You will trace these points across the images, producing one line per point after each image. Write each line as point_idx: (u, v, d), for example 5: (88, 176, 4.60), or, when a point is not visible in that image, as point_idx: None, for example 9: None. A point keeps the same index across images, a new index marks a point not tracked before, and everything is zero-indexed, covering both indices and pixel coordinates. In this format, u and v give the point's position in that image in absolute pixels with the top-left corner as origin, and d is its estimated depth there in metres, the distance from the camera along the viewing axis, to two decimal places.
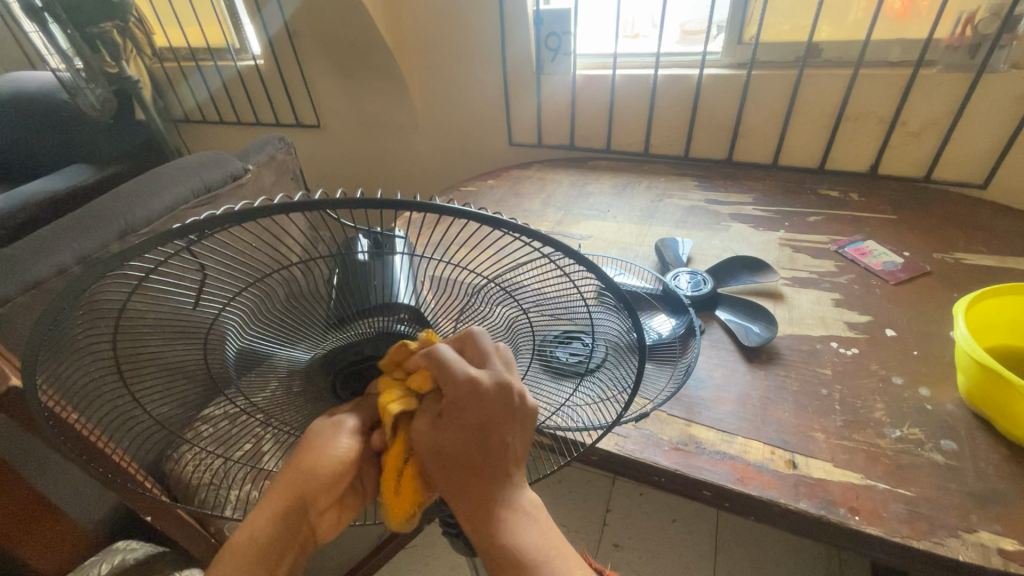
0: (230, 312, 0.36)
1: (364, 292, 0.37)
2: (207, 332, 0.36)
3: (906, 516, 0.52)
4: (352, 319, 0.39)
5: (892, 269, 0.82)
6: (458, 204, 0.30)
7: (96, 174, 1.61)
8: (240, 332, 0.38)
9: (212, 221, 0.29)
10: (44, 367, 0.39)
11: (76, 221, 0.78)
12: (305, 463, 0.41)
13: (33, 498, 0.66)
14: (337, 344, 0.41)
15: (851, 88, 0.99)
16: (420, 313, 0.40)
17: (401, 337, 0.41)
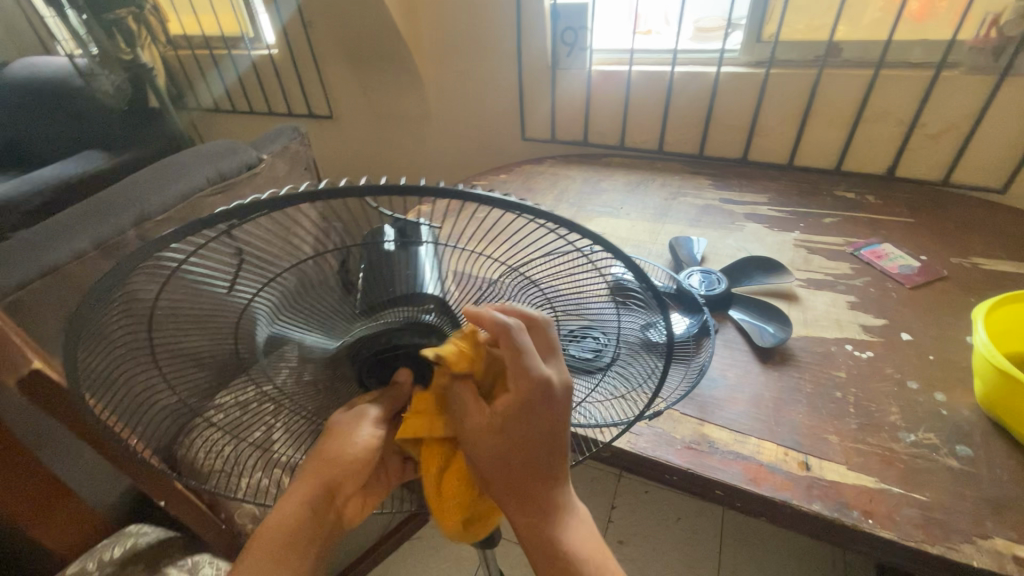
0: (262, 298, 0.38)
1: (391, 281, 0.39)
2: (240, 317, 0.38)
3: (919, 520, 0.52)
4: (380, 308, 0.40)
5: (908, 272, 0.82)
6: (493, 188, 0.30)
7: (109, 160, 1.62)
8: (270, 318, 0.40)
9: (252, 208, 0.31)
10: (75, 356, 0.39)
11: (95, 207, 0.79)
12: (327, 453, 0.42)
13: (48, 482, 0.65)
14: (366, 334, 0.41)
15: (870, 89, 0.98)
16: (446, 303, 0.41)
17: (428, 329, 0.41)
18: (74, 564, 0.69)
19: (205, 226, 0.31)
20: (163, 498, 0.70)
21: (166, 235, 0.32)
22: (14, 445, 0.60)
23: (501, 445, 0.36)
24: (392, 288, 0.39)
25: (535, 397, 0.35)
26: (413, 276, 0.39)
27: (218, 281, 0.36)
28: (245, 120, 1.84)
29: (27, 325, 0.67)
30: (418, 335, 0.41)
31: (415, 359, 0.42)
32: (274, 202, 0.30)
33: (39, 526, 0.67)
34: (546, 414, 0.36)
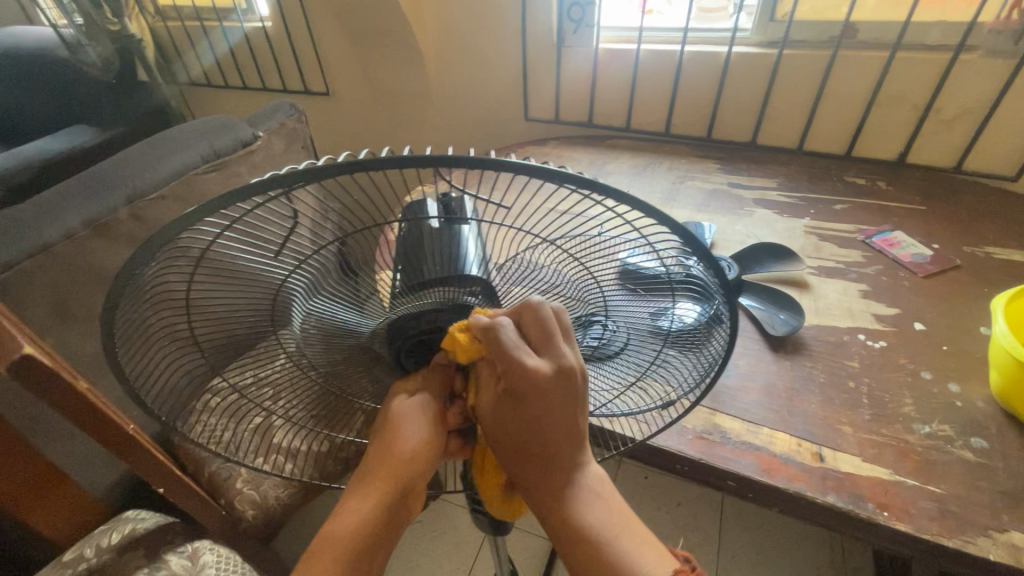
0: (297, 277, 0.37)
1: (423, 262, 0.37)
2: (276, 298, 0.37)
3: (935, 513, 0.51)
4: (427, 286, 0.38)
5: (920, 261, 0.81)
6: (553, 163, 0.29)
7: (96, 136, 1.57)
8: (305, 298, 0.39)
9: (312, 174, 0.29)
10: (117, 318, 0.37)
11: (84, 184, 0.76)
12: (389, 445, 0.40)
13: (40, 467, 0.63)
14: (408, 311, 0.39)
15: (886, 71, 0.96)
16: (489, 286, 0.40)
17: (469, 310, 0.40)
18: (71, 550, 0.67)
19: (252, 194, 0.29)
20: (163, 484, 0.68)
21: (210, 203, 0.30)
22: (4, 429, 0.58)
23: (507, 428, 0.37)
24: (429, 268, 0.37)
25: (524, 388, 0.34)
26: (456, 256, 0.37)
27: (257, 255, 0.35)
28: (238, 96, 1.78)
29: (16, 307, 0.65)
30: (461, 316, 0.40)
31: None
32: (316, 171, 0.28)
33: (33, 511, 0.65)
34: (539, 402, 0.35)
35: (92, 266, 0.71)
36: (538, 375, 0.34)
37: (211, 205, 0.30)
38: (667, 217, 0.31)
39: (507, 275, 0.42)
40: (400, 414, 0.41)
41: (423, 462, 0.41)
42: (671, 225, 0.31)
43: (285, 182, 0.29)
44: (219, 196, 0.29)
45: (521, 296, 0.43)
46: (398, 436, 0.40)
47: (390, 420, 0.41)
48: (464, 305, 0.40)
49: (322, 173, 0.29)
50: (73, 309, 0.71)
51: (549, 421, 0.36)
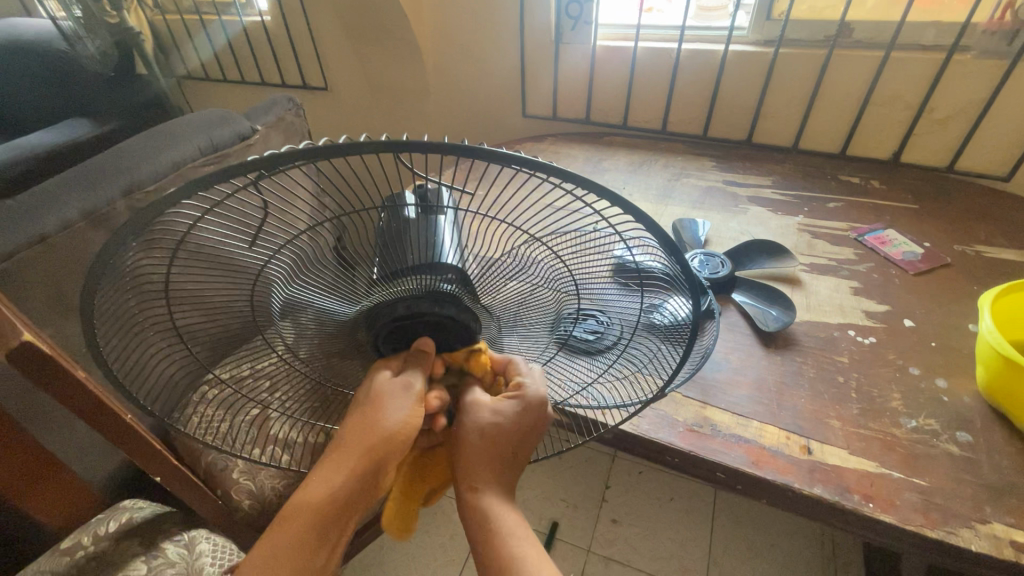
0: (276, 263, 0.37)
1: (403, 250, 0.37)
2: (252, 283, 0.37)
3: (920, 505, 0.52)
4: (401, 275, 0.38)
5: (911, 259, 0.82)
6: (524, 151, 0.29)
7: (94, 129, 1.56)
8: (284, 285, 0.38)
9: (288, 155, 0.29)
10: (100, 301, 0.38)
11: (83, 175, 0.76)
12: (371, 417, 0.40)
13: (42, 456, 0.64)
14: (385, 297, 0.40)
15: (880, 71, 0.97)
16: (465, 275, 0.40)
17: (445, 297, 0.40)
18: (69, 538, 0.68)
19: (228, 176, 0.30)
20: (159, 473, 0.69)
21: (185, 185, 0.30)
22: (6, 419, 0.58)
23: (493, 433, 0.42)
24: (407, 255, 0.37)
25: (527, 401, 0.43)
26: (431, 243, 0.37)
27: (233, 239, 0.35)
28: (237, 90, 1.78)
29: (14, 297, 0.65)
30: (436, 303, 0.40)
31: (434, 328, 0.42)
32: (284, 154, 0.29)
33: (31, 498, 0.66)
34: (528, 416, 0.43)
35: (89, 257, 0.71)
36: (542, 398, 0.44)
37: (185, 187, 0.30)
38: (636, 208, 0.31)
39: (496, 270, 0.40)
40: (387, 388, 0.41)
41: (399, 442, 0.40)
42: (643, 219, 0.31)
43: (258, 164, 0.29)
44: (193, 179, 0.30)
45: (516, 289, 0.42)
46: (381, 411, 0.40)
47: (376, 395, 0.41)
48: (440, 293, 0.40)
49: (292, 156, 0.30)
50: (70, 300, 0.71)
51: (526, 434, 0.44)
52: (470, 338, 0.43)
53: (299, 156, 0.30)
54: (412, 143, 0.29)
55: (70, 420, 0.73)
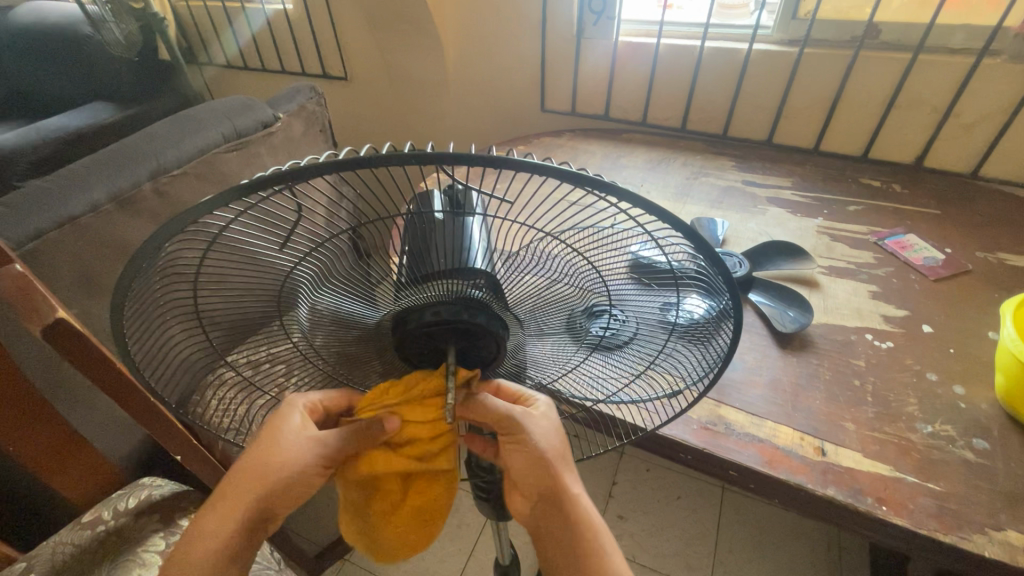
0: (303, 268, 0.38)
1: (432, 256, 0.37)
2: (281, 287, 0.38)
3: (934, 510, 0.52)
4: (430, 279, 0.39)
5: (932, 264, 0.81)
6: (565, 164, 0.29)
7: (117, 113, 1.59)
8: (312, 289, 0.40)
9: (316, 168, 0.29)
10: (130, 307, 0.39)
11: (111, 158, 0.78)
12: (269, 455, 0.44)
13: (64, 433, 0.66)
14: (414, 303, 0.41)
15: (907, 73, 0.95)
16: (496, 281, 0.40)
17: (474, 303, 0.40)
18: (91, 512, 0.70)
19: (258, 189, 0.30)
20: (180, 452, 0.70)
21: (216, 197, 0.31)
22: (30, 396, 0.60)
23: (551, 449, 0.44)
24: (434, 260, 0.38)
25: (547, 420, 0.45)
26: (460, 249, 0.37)
27: (262, 244, 0.36)
28: (257, 78, 1.80)
29: (44, 276, 0.67)
30: (466, 311, 0.40)
31: (456, 334, 0.41)
32: (313, 168, 0.29)
33: (57, 474, 0.68)
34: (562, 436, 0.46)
35: (116, 239, 0.73)
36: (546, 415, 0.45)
37: (220, 198, 0.31)
38: (664, 210, 0.31)
39: (515, 266, 0.40)
40: (296, 434, 0.44)
41: (299, 481, 0.43)
42: (672, 219, 0.31)
43: (289, 177, 0.30)
44: (225, 190, 0.30)
45: (534, 285, 0.41)
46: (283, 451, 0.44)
47: (284, 431, 0.44)
48: (469, 299, 0.40)
49: (318, 171, 0.30)
50: (96, 279, 0.72)
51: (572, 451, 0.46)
52: (499, 347, 0.44)
53: (327, 167, 0.30)
54: (437, 155, 0.29)
55: (94, 397, 0.74)
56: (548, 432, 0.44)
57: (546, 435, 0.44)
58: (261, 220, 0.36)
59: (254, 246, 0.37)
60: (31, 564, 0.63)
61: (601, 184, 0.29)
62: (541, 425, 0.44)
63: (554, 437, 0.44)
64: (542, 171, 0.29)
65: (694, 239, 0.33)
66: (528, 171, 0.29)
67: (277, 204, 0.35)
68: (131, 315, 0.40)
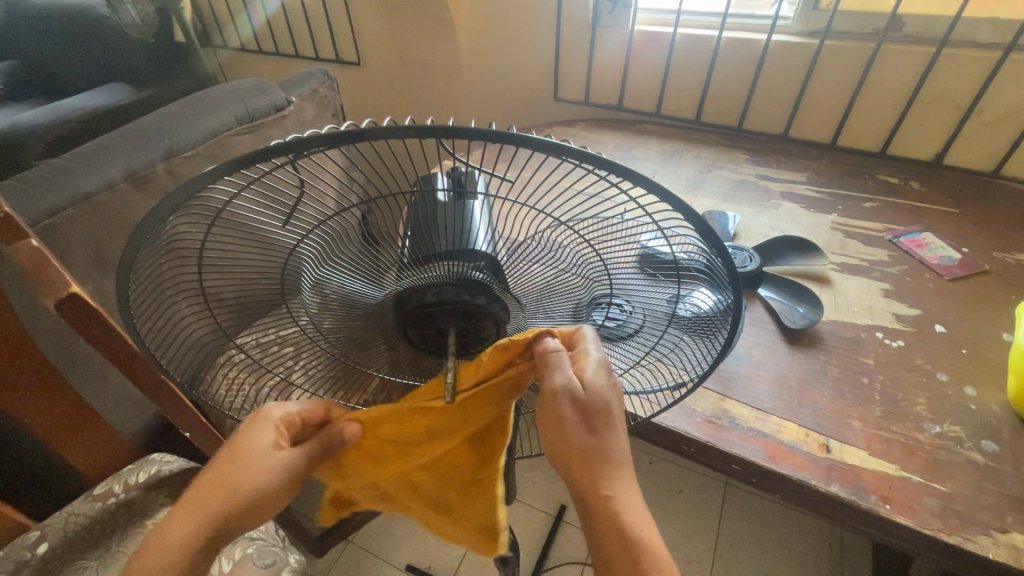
0: (307, 244, 0.38)
1: (434, 236, 0.37)
2: (285, 263, 0.39)
3: (938, 510, 0.52)
4: (433, 259, 0.38)
5: (948, 264, 0.79)
6: (571, 143, 0.29)
7: (133, 94, 1.60)
8: (315, 266, 0.40)
9: (322, 139, 0.30)
10: (135, 281, 0.39)
11: (124, 138, 0.78)
12: (241, 469, 0.40)
13: (75, 406, 0.67)
14: (416, 283, 0.40)
15: (931, 66, 0.93)
16: (498, 263, 0.40)
17: (475, 285, 0.40)
18: (102, 485, 0.70)
19: (264, 159, 0.30)
20: (188, 428, 0.72)
21: (221, 166, 0.31)
22: (43, 366, 0.61)
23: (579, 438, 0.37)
24: (437, 240, 0.38)
25: (590, 401, 0.37)
26: (463, 230, 0.37)
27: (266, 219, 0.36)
28: (270, 61, 1.80)
29: (58, 252, 0.68)
30: (467, 292, 0.40)
31: (458, 315, 0.41)
32: (316, 139, 0.29)
33: (70, 446, 0.69)
34: (603, 421, 0.37)
35: (129, 217, 0.74)
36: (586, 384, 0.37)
37: (224, 168, 0.31)
38: (671, 193, 0.30)
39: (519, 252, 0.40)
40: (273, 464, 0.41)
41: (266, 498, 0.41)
42: (679, 205, 0.31)
43: (294, 147, 0.30)
44: (230, 159, 0.31)
45: (540, 274, 0.41)
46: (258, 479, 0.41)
47: (259, 461, 0.41)
48: (470, 281, 0.40)
49: (325, 142, 0.30)
50: (109, 258, 0.73)
51: (618, 445, 0.38)
52: (499, 329, 0.44)
53: (333, 138, 0.30)
54: (440, 129, 0.29)
55: (104, 373, 0.76)
56: (583, 423, 0.37)
57: (577, 427, 0.37)
58: (266, 196, 0.36)
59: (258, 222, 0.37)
60: (46, 532, 0.64)
61: (606, 163, 0.29)
62: (575, 416, 0.37)
63: (587, 429, 0.37)
64: (548, 148, 0.29)
65: (704, 231, 0.33)
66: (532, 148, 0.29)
67: (281, 179, 0.35)
68: (135, 289, 0.40)
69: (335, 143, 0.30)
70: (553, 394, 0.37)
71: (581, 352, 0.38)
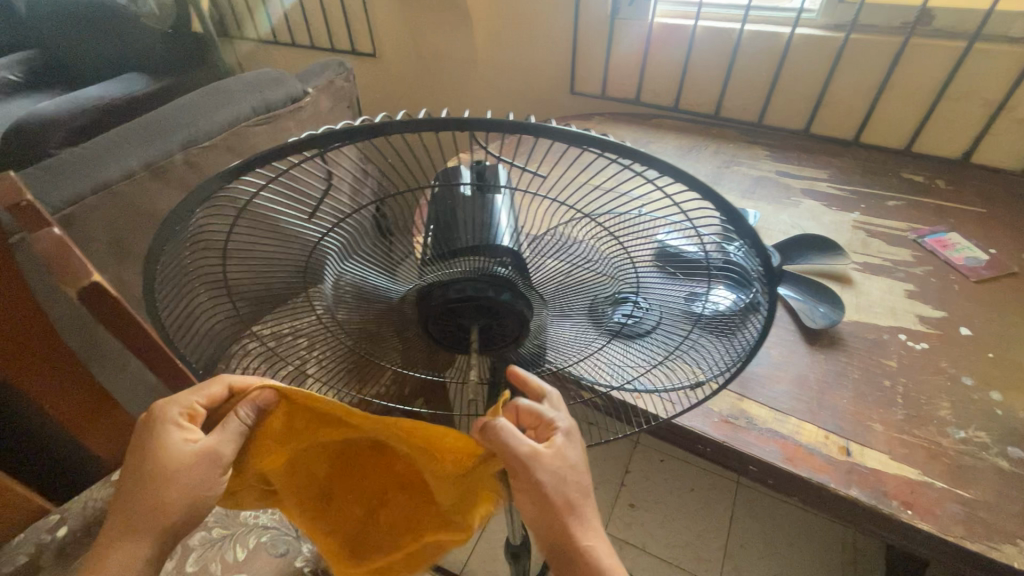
0: (332, 238, 0.38)
1: (457, 231, 0.37)
2: (309, 256, 0.39)
3: (962, 517, 0.51)
4: (456, 255, 0.38)
5: (974, 265, 0.77)
6: (602, 135, 0.28)
7: (150, 84, 1.61)
8: (338, 260, 0.40)
9: (349, 132, 0.29)
10: (160, 274, 0.39)
11: (144, 128, 0.79)
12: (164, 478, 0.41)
13: (94, 395, 0.68)
14: (440, 279, 0.40)
15: (961, 62, 0.90)
16: (521, 259, 0.39)
17: (499, 281, 0.39)
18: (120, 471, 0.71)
19: (292, 152, 0.30)
20: None
21: (249, 159, 0.31)
22: (65, 353, 0.62)
23: (559, 498, 0.39)
24: (460, 235, 0.37)
25: (560, 466, 0.40)
26: (485, 225, 0.37)
27: (291, 213, 0.36)
28: (286, 52, 1.80)
29: (78, 240, 0.68)
30: (490, 288, 0.40)
31: (480, 311, 0.41)
32: (340, 134, 0.29)
33: (88, 434, 0.70)
34: (574, 481, 0.40)
35: (148, 207, 0.74)
36: (557, 450, 0.40)
37: (251, 161, 0.31)
38: (703, 185, 0.29)
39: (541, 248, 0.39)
40: (185, 459, 0.41)
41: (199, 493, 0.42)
42: (711, 196, 0.30)
43: (318, 142, 0.30)
44: (258, 152, 0.30)
45: (564, 270, 0.40)
46: (177, 476, 0.41)
47: (170, 462, 0.41)
48: (493, 277, 0.39)
49: (352, 136, 0.30)
50: (128, 247, 0.74)
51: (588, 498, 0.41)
52: (522, 326, 0.43)
53: (359, 132, 0.30)
54: (467, 122, 0.29)
55: (122, 360, 0.77)
56: (561, 480, 0.40)
57: (552, 482, 0.39)
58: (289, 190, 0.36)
59: (282, 216, 0.37)
60: (64, 517, 0.65)
61: (637, 155, 0.28)
62: (552, 476, 0.39)
63: (563, 485, 0.40)
64: (578, 140, 0.29)
65: (735, 225, 0.32)
66: (558, 140, 0.29)
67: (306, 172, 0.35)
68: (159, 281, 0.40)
69: (360, 138, 0.30)
70: (523, 467, 0.38)
71: (546, 429, 0.41)
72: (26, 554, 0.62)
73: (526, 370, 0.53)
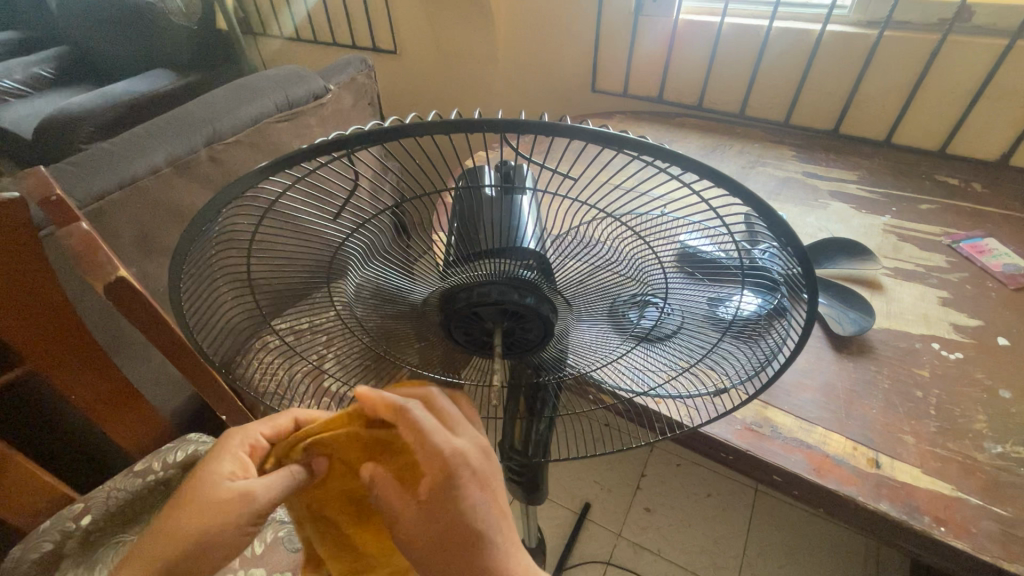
0: (355, 239, 0.38)
1: (481, 232, 0.36)
2: (333, 258, 0.38)
3: (999, 536, 0.48)
4: (481, 258, 0.38)
5: (1012, 272, 0.74)
6: (635, 135, 0.27)
7: (177, 81, 1.64)
8: (361, 262, 0.39)
9: (374, 136, 0.29)
10: (186, 274, 0.39)
11: (170, 124, 0.80)
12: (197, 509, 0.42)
13: (118, 384, 0.68)
14: (463, 281, 0.40)
15: (1001, 61, 0.87)
16: (546, 262, 0.38)
17: (524, 285, 0.39)
18: (142, 461, 0.72)
19: (316, 154, 0.30)
20: (225, 411, 0.73)
21: (273, 161, 0.30)
22: (89, 342, 0.63)
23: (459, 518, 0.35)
24: (484, 236, 0.37)
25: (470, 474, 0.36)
26: (510, 227, 0.36)
27: (316, 214, 0.36)
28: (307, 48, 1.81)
29: (105, 234, 0.69)
30: (515, 291, 0.39)
31: (504, 314, 0.40)
32: (369, 135, 0.28)
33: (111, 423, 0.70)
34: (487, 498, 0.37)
35: (172, 202, 0.75)
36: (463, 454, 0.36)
37: (276, 163, 0.30)
38: (740, 185, 0.28)
39: (563, 249, 0.38)
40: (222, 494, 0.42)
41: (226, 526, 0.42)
42: (750, 197, 0.28)
43: (347, 144, 0.29)
44: (282, 155, 0.30)
45: (588, 273, 0.39)
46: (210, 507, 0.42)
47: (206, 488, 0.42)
48: (518, 279, 0.38)
49: (378, 139, 0.29)
50: (154, 242, 0.75)
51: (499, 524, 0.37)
52: (545, 329, 0.43)
53: (383, 135, 0.29)
54: (492, 123, 0.28)
55: (146, 353, 0.78)
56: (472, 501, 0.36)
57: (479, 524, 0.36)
58: (313, 191, 0.36)
59: (307, 217, 0.36)
60: (89, 505, 0.66)
61: (671, 155, 0.27)
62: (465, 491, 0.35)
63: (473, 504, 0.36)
64: (611, 141, 0.28)
65: (772, 225, 0.30)
66: (598, 143, 0.28)
67: (328, 176, 0.35)
68: (185, 281, 0.40)
69: (391, 140, 0.29)
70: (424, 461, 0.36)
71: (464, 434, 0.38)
72: (51, 542, 0.62)
73: (546, 374, 0.52)
